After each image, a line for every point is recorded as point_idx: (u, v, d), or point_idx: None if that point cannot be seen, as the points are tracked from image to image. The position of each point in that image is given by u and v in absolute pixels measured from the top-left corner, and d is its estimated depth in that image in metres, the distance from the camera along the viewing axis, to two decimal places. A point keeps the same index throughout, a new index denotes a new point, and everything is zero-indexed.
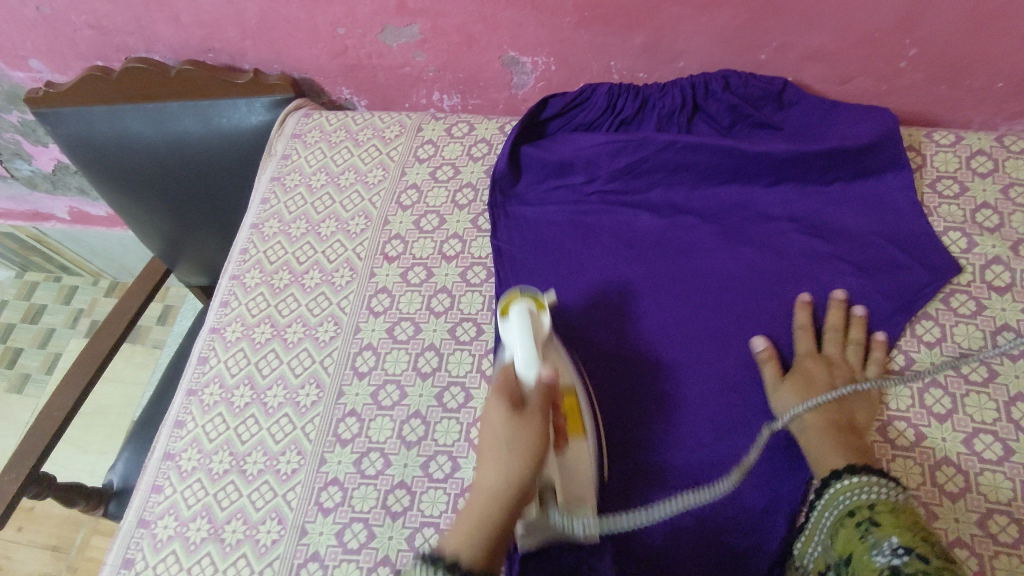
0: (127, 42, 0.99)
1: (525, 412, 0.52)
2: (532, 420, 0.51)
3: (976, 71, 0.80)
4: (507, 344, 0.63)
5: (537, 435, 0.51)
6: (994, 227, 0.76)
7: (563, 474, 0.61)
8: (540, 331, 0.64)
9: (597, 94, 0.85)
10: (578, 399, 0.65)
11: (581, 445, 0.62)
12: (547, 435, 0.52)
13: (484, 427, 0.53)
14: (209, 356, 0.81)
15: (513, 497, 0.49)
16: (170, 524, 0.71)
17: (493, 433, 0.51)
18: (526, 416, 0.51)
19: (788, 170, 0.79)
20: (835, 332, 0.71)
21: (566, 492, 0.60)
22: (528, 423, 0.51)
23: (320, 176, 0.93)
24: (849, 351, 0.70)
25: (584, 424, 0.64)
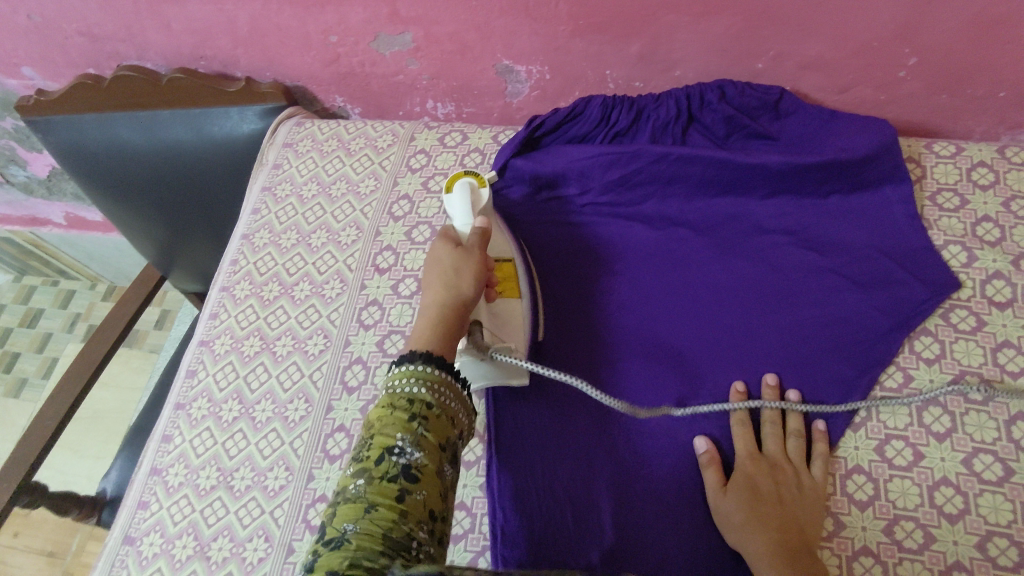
0: (119, 49, 0.99)
1: (463, 247, 0.66)
2: (471, 252, 0.65)
3: (977, 81, 0.78)
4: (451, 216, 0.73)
5: (479, 261, 0.65)
6: (995, 241, 0.75)
7: (494, 319, 0.70)
8: (479, 204, 0.72)
9: (590, 107, 0.84)
10: (514, 265, 0.74)
11: (514, 301, 0.72)
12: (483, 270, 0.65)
13: (430, 262, 0.65)
14: (197, 370, 0.81)
15: (450, 304, 0.61)
16: (156, 541, 0.70)
17: (440, 262, 0.64)
18: (470, 245, 0.66)
19: (785, 182, 0.77)
20: (773, 423, 0.68)
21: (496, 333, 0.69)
22: (465, 256, 0.65)
23: (311, 185, 0.92)
24: (790, 446, 0.66)
25: (519, 285, 0.73)
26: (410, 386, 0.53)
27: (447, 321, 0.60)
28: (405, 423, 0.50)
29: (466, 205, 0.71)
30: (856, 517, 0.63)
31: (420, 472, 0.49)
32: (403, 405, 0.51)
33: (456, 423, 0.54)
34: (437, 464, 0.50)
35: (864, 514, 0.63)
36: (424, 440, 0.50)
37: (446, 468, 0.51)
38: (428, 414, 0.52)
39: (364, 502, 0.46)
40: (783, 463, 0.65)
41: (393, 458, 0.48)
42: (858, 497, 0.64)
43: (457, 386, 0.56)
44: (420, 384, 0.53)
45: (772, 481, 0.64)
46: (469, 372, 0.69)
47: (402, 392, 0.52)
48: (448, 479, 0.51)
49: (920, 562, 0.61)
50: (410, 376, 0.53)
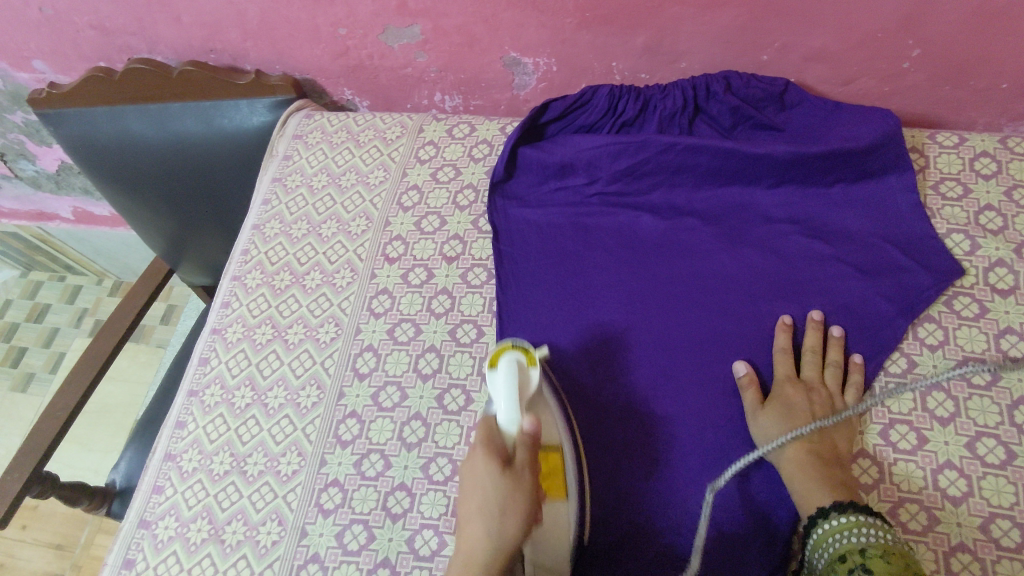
0: (130, 42, 1.00)
1: (513, 472, 0.57)
2: (522, 480, 0.56)
3: (979, 72, 0.79)
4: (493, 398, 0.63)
5: (527, 492, 0.56)
6: (998, 229, 0.76)
7: (534, 539, 0.62)
8: (527, 389, 0.63)
9: (598, 96, 0.85)
10: (563, 455, 0.64)
11: (560, 505, 0.62)
12: (533, 507, 0.57)
13: (467, 483, 0.57)
14: (210, 357, 0.82)
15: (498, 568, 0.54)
16: (171, 524, 0.71)
17: (483, 487, 0.56)
18: (517, 474, 0.56)
19: (790, 171, 0.78)
20: (814, 353, 0.70)
21: (536, 547, 0.62)
22: (514, 485, 0.56)
23: (321, 177, 0.93)
24: (827, 373, 0.69)
25: (566, 486, 0.63)
26: None
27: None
28: None
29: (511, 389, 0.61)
30: (861, 500, 0.64)
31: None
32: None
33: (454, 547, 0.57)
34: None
35: (869, 497, 0.64)
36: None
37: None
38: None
39: None
40: (818, 390, 0.68)
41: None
42: (863, 480, 0.65)
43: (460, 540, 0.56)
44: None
45: (806, 402, 0.67)
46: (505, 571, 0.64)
47: None
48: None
49: (924, 543, 0.62)
50: None
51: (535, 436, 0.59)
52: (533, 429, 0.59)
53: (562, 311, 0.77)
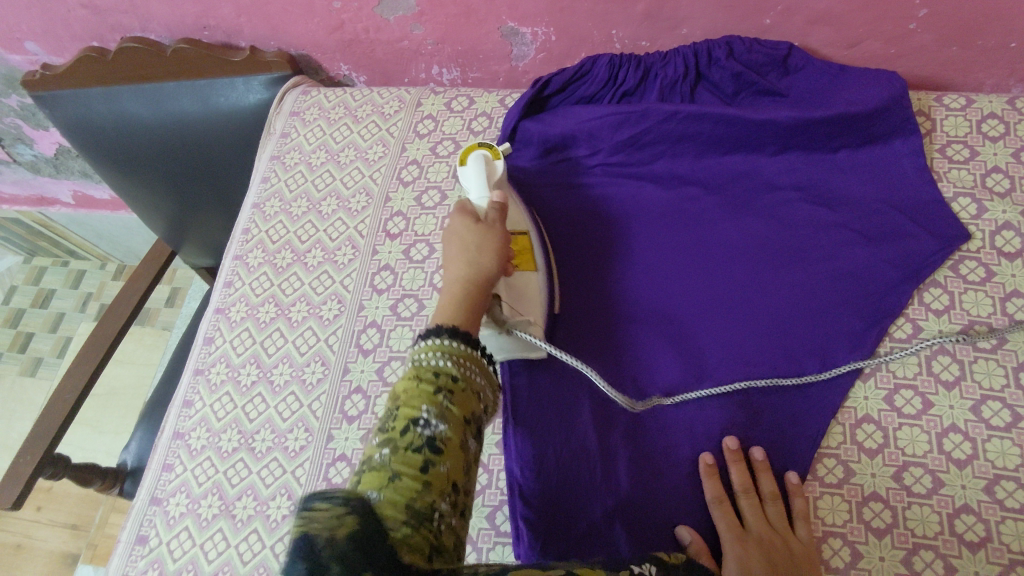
0: (121, 20, 0.98)
1: (484, 221, 0.62)
2: (493, 227, 0.62)
3: (988, 31, 0.78)
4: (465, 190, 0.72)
5: (502, 231, 0.62)
6: (1005, 192, 0.75)
7: (511, 293, 0.69)
8: (495, 175, 0.72)
9: (598, 65, 0.84)
10: (530, 240, 0.74)
11: (531, 274, 0.71)
12: (505, 247, 0.61)
13: (450, 237, 0.62)
14: (215, 337, 0.82)
15: (479, 274, 0.58)
16: (182, 501, 0.72)
17: (462, 237, 0.60)
18: (491, 219, 0.63)
19: (794, 137, 0.77)
20: (749, 494, 0.63)
21: (513, 307, 0.68)
22: (488, 229, 0.61)
23: (319, 153, 0.93)
24: (770, 511, 0.62)
25: (535, 260, 0.73)
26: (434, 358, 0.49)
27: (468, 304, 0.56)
28: (431, 395, 0.46)
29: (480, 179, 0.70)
30: (866, 464, 0.64)
31: (443, 445, 0.45)
32: (429, 378, 0.48)
33: (482, 401, 0.50)
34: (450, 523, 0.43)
35: (874, 462, 0.64)
36: (450, 414, 0.46)
37: (470, 443, 0.48)
38: (455, 388, 0.48)
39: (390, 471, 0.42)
40: (771, 537, 0.60)
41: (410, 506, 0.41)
42: (868, 445, 0.65)
43: (479, 359, 0.52)
44: (447, 357, 0.49)
45: (764, 557, 0.58)
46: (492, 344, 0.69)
47: (427, 364, 0.49)
48: (472, 455, 0.48)
49: (929, 506, 0.62)
50: (434, 351, 0.49)
51: (503, 205, 0.65)
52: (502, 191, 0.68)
53: (567, 285, 0.77)
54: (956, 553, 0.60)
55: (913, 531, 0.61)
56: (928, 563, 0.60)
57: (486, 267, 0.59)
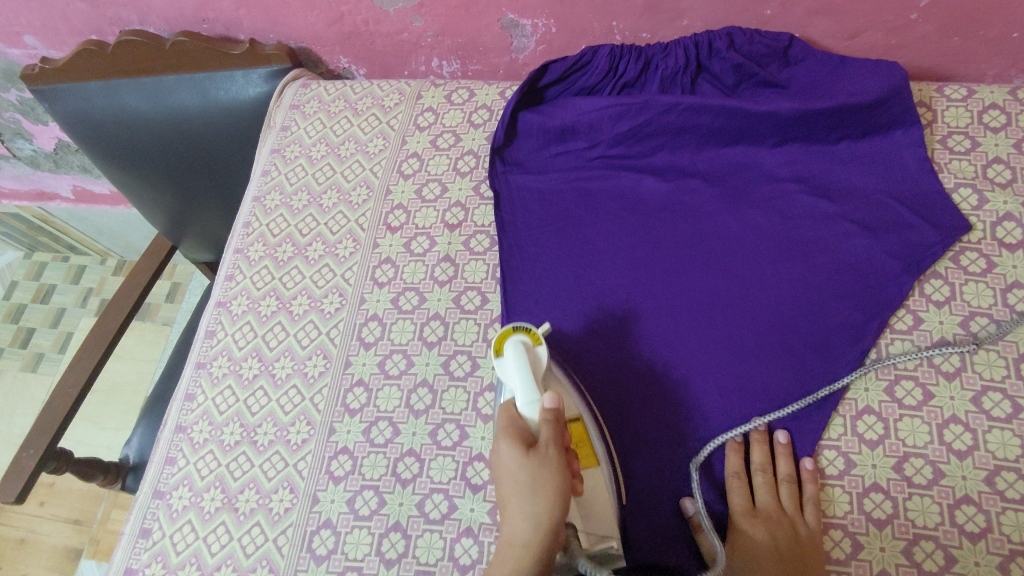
0: (121, 13, 0.98)
1: (539, 453, 0.56)
2: (547, 460, 0.56)
3: (990, 22, 0.77)
4: (505, 382, 0.63)
5: (558, 467, 0.56)
6: (1006, 183, 0.75)
7: (583, 514, 0.61)
8: (539, 368, 0.63)
9: (598, 56, 0.84)
10: (587, 427, 0.64)
11: (596, 473, 0.62)
12: (567, 482, 0.56)
13: (503, 475, 0.57)
14: (216, 330, 0.82)
15: (546, 543, 0.53)
16: (185, 495, 0.72)
17: (517, 483, 0.55)
18: (543, 455, 0.56)
19: (795, 129, 0.77)
20: (765, 473, 0.65)
21: (591, 534, 0.60)
22: (543, 465, 0.55)
23: (319, 146, 0.92)
24: (782, 493, 0.64)
25: (596, 451, 0.63)
26: None
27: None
28: None
29: (523, 372, 0.61)
30: (867, 455, 0.65)
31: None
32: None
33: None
34: None
35: (875, 452, 0.65)
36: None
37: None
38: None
39: None
40: (777, 517, 0.62)
41: None
42: (869, 437, 0.65)
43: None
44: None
45: (769, 538, 0.61)
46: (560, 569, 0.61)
47: None
48: None
49: (929, 496, 0.62)
50: None
51: (557, 413, 0.60)
52: (555, 414, 0.59)
53: (568, 279, 0.77)
54: (956, 543, 0.60)
55: (914, 522, 0.61)
56: (929, 553, 0.60)
57: (547, 564, 0.53)
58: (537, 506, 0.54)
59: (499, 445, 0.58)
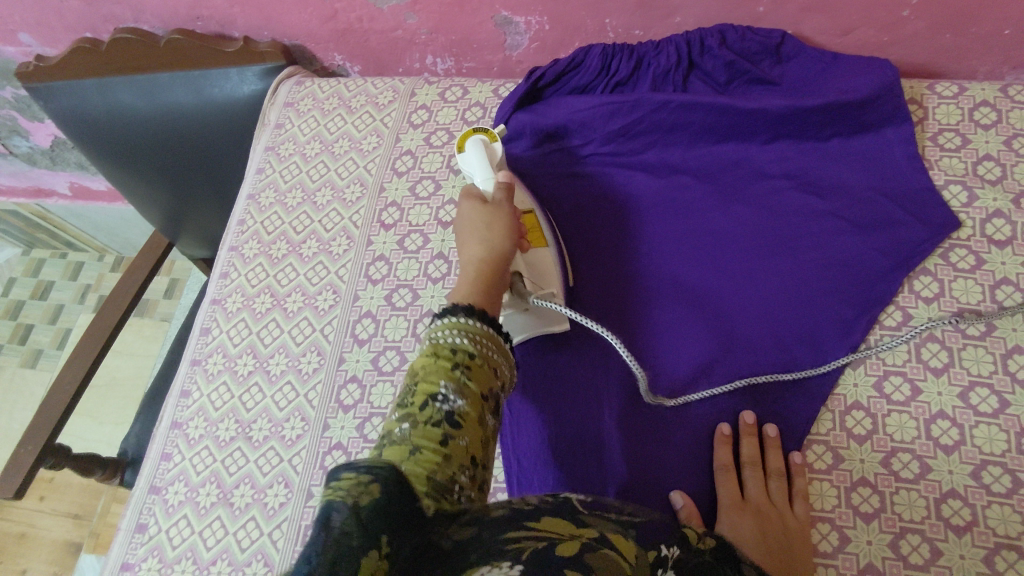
0: (115, 11, 0.98)
1: (492, 203, 0.65)
2: (501, 206, 0.65)
3: (981, 18, 0.78)
4: (467, 172, 0.72)
5: (512, 215, 0.64)
6: (995, 179, 0.75)
7: (530, 270, 0.70)
8: (495, 158, 0.72)
9: (591, 55, 0.84)
10: (537, 217, 0.74)
11: (542, 250, 0.72)
12: (517, 225, 0.64)
13: (461, 220, 0.64)
14: (211, 327, 0.82)
15: (489, 267, 0.58)
16: (181, 490, 0.73)
17: (472, 220, 0.63)
18: (498, 202, 0.65)
19: (785, 126, 0.77)
20: (755, 467, 0.65)
21: (536, 281, 0.69)
22: (497, 209, 0.64)
23: (314, 144, 0.93)
24: (772, 487, 0.64)
25: (545, 235, 0.73)
26: (457, 335, 0.49)
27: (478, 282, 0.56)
28: (449, 371, 0.47)
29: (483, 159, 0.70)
30: (855, 450, 0.65)
31: (463, 419, 0.46)
32: (447, 355, 0.48)
33: (499, 376, 0.50)
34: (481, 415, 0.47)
35: (863, 447, 0.65)
36: (466, 389, 0.47)
37: (488, 419, 0.48)
38: (472, 362, 0.48)
39: (408, 445, 0.43)
40: (766, 509, 0.62)
41: (434, 407, 0.45)
42: (857, 432, 0.66)
43: (498, 338, 0.52)
44: (464, 335, 0.49)
45: (755, 530, 0.61)
46: (511, 325, 0.71)
47: (447, 342, 0.49)
48: (492, 429, 0.48)
49: (916, 491, 0.63)
50: (457, 329, 0.49)
51: (510, 185, 0.68)
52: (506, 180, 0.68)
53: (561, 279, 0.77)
54: (942, 537, 0.61)
55: (901, 516, 0.62)
56: (915, 547, 0.61)
57: (489, 287, 0.57)
58: (495, 222, 0.62)
59: (466, 198, 0.66)
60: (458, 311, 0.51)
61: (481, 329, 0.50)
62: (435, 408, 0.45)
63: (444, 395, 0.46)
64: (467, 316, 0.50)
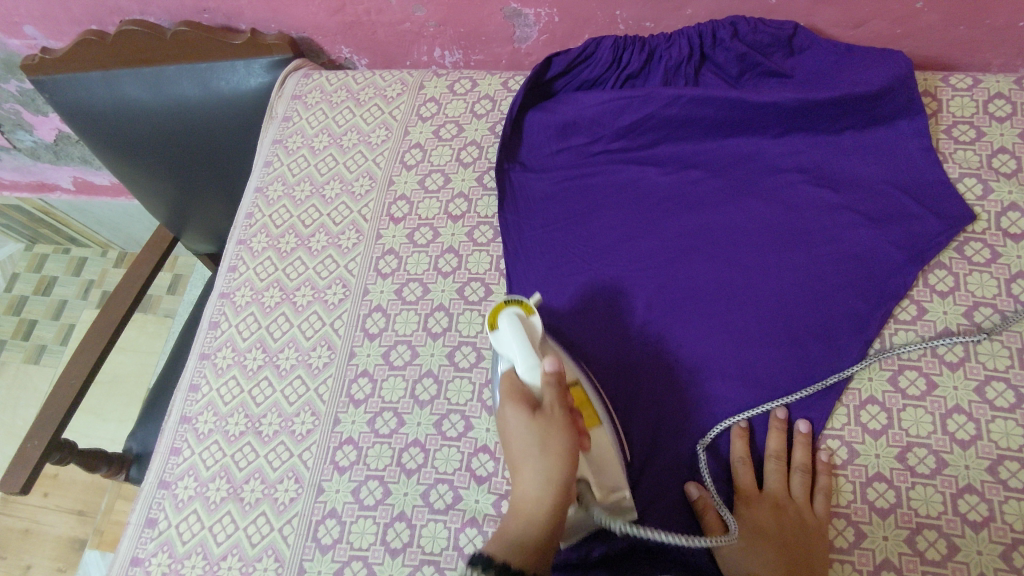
0: (121, 4, 0.98)
1: (543, 415, 0.56)
2: (554, 420, 0.55)
3: (996, 10, 0.77)
4: (503, 355, 0.62)
5: (567, 429, 0.55)
6: (1011, 172, 0.75)
7: (595, 469, 0.60)
8: (534, 336, 0.62)
9: (601, 49, 0.83)
10: (586, 389, 0.63)
11: (602, 431, 0.61)
12: (574, 440, 0.55)
13: (511, 441, 0.56)
14: (220, 321, 0.82)
15: (559, 496, 0.53)
16: (190, 484, 0.73)
17: (524, 442, 0.54)
18: (549, 415, 0.56)
19: (799, 119, 0.77)
20: (777, 460, 0.65)
21: (605, 488, 0.60)
22: (549, 425, 0.55)
23: (322, 137, 0.92)
24: (793, 479, 0.64)
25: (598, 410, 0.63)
26: None
27: (539, 540, 0.51)
28: None
29: (521, 342, 0.60)
30: (870, 445, 0.65)
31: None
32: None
33: None
34: None
35: (878, 442, 0.65)
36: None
37: None
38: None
39: None
40: (785, 503, 0.63)
41: None
42: (872, 426, 0.66)
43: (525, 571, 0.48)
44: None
45: (772, 522, 0.62)
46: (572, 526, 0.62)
47: None
48: None
49: (933, 486, 0.62)
50: None
51: (558, 379, 0.58)
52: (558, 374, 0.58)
53: (574, 277, 0.77)
54: (959, 532, 0.60)
55: (917, 511, 0.62)
56: (931, 542, 0.60)
57: (557, 525, 0.53)
58: (550, 466, 0.53)
59: (509, 413, 0.57)
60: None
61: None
62: None
63: None
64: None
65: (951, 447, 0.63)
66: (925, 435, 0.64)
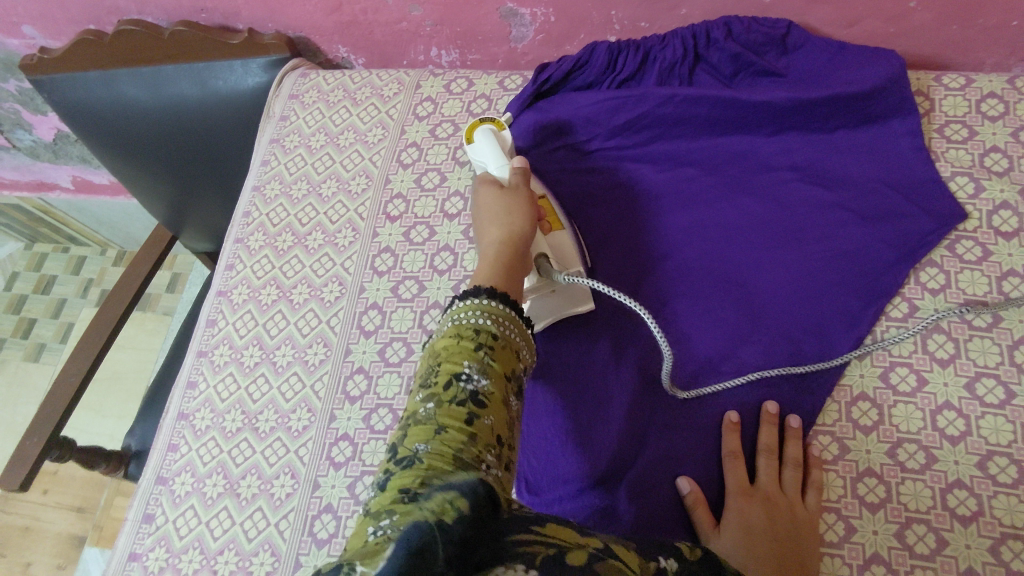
0: (119, 3, 0.98)
1: (507, 187, 0.66)
2: (517, 189, 0.67)
3: (988, 10, 0.77)
4: (477, 162, 0.75)
5: (526, 198, 0.66)
6: (1002, 171, 0.75)
7: (557, 257, 0.70)
8: (506, 146, 0.75)
9: (596, 53, 0.85)
10: (551, 201, 0.75)
11: (561, 233, 0.73)
12: (532, 206, 0.66)
13: (479, 211, 0.66)
14: (217, 318, 0.82)
15: (517, 241, 0.61)
16: (188, 480, 0.73)
17: (490, 208, 0.65)
18: (514, 187, 0.67)
19: (791, 118, 0.78)
20: (768, 455, 0.65)
21: (562, 262, 0.70)
22: (513, 195, 0.66)
23: (319, 136, 0.93)
24: (784, 474, 0.64)
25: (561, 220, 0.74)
26: (475, 317, 0.50)
27: (507, 256, 0.59)
28: (472, 352, 0.48)
29: (491, 144, 0.73)
30: (861, 441, 0.66)
31: (488, 399, 0.45)
32: (470, 336, 0.49)
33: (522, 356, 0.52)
34: (505, 399, 0.47)
35: (869, 438, 0.65)
36: (491, 368, 0.47)
37: (511, 399, 0.48)
38: (495, 344, 0.49)
39: (432, 425, 0.43)
40: (777, 497, 0.63)
41: (461, 383, 0.45)
42: (863, 423, 0.66)
43: (520, 321, 0.53)
44: (486, 317, 0.50)
45: (763, 516, 0.62)
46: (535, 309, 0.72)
47: (466, 323, 0.50)
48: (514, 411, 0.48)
49: (922, 481, 0.63)
50: (470, 310, 0.51)
51: (525, 169, 0.69)
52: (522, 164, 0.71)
53: None
54: (948, 527, 0.61)
55: (907, 506, 0.62)
56: (921, 537, 0.61)
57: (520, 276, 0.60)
58: (514, 214, 0.64)
59: (486, 188, 0.67)
60: (479, 296, 0.52)
61: (499, 310, 0.52)
62: (457, 386, 0.45)
63: (466, 373, 0.46)
64: (481, 296, 0.52)
65: (940, 442, 0.64)
66: (916, 431, 0.65)
